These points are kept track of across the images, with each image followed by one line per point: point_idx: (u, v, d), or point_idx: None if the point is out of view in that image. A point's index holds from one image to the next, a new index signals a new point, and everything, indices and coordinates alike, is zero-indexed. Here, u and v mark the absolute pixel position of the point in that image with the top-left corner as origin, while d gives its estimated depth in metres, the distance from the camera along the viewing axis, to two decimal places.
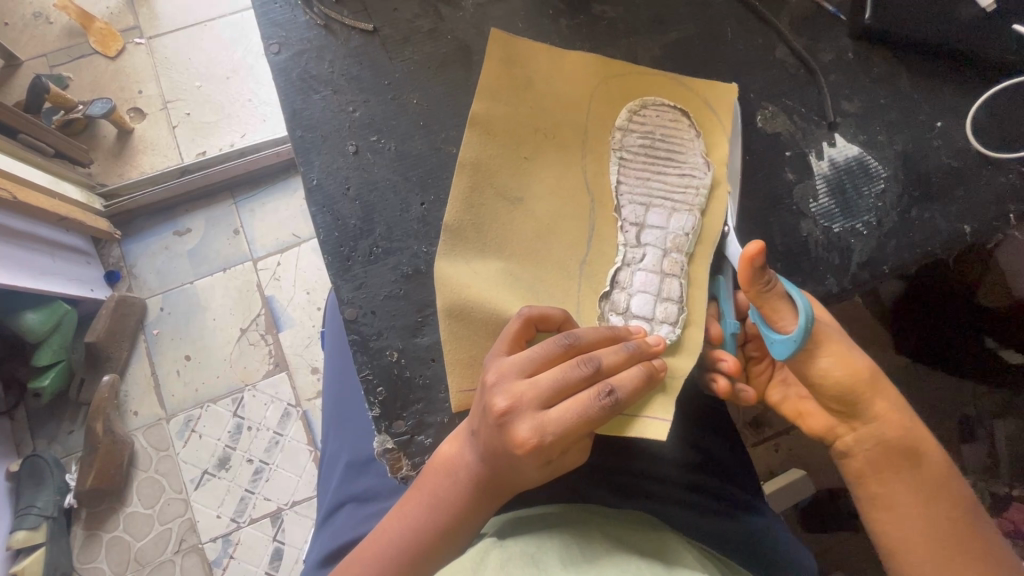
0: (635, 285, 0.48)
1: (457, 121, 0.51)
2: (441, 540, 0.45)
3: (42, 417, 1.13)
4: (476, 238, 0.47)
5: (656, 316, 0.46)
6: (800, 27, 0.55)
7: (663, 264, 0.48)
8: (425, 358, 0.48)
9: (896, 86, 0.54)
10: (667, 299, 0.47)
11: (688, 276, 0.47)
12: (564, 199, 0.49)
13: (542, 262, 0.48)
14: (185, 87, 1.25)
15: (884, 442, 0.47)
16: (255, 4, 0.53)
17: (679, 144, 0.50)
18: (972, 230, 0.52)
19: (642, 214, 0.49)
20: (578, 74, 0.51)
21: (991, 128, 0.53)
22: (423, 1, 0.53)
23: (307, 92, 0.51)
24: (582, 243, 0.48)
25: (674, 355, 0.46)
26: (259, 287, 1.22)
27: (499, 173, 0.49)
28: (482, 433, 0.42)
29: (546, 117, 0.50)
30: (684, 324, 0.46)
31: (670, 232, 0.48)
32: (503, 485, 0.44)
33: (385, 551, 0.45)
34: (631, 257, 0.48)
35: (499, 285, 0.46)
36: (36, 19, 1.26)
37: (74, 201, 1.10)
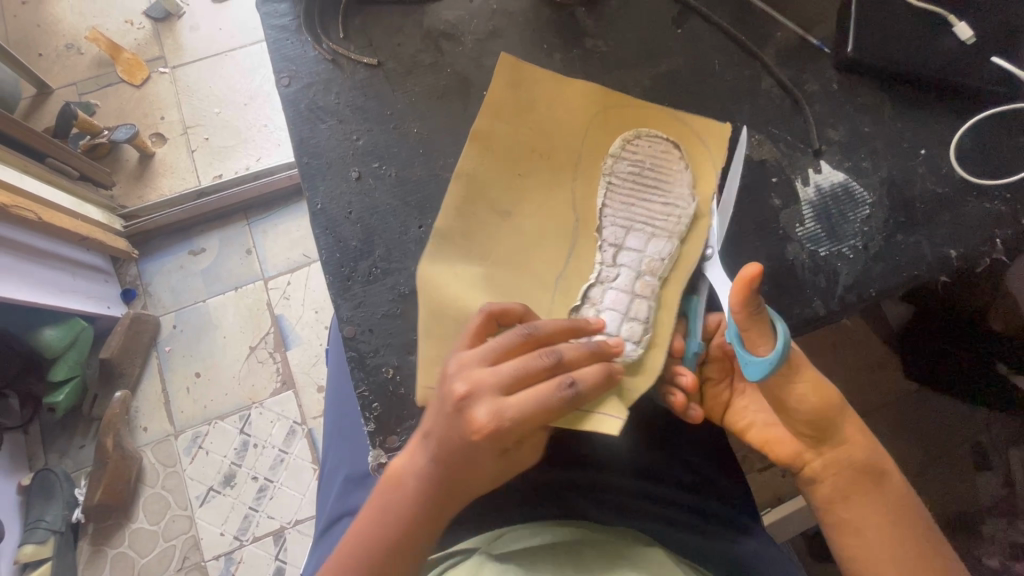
0: (607, 303, 0.49)
1: (455, 148, 0.54)
2: (401, 539, 0.45)
3: (55, 431, 1.16)
4: (452, 247, 0.49)
5: (624, 335, 0.48)
6: (785, 59, 0.58)
7: (635, 286, 0.49)
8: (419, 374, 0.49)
9: (880, 115, 0.56)
10: (633, 319, 0.48)
11: (658, 298, 0.49)
12: (547, 216, 0.51)
13: (521, 275, 0.50)
14: (205, 113, 1.31)
15: (855, 465, 0.48)
16: (267, 39, 0.56)
17: (667, 175, 0.52)
18: (957, 255, 0.53)
19: (621, 237, 0.51)
20: (579, 99, 0.53)
21: (976, 156, 0.54)
22: (425, 37, 0.57)
23: (314, 122, 0.55)
24: (562, 258, 0.51)
25: (634, 374, 0.47)
26: (268, 306, 1.25)
27: (487, 187, 0.51)
28: (439, 426, 0.43)
29: (544, 137, 0.53)
30: (648, 342, 0.48)
31: (647, 256, 0.50)
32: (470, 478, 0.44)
33: (350, 551, 0.45)
34: (605, 275, 0.50)
35: (480, 296, 0.48)
36: (68, 50, 1.33)
37: (96, 222, 1.14)
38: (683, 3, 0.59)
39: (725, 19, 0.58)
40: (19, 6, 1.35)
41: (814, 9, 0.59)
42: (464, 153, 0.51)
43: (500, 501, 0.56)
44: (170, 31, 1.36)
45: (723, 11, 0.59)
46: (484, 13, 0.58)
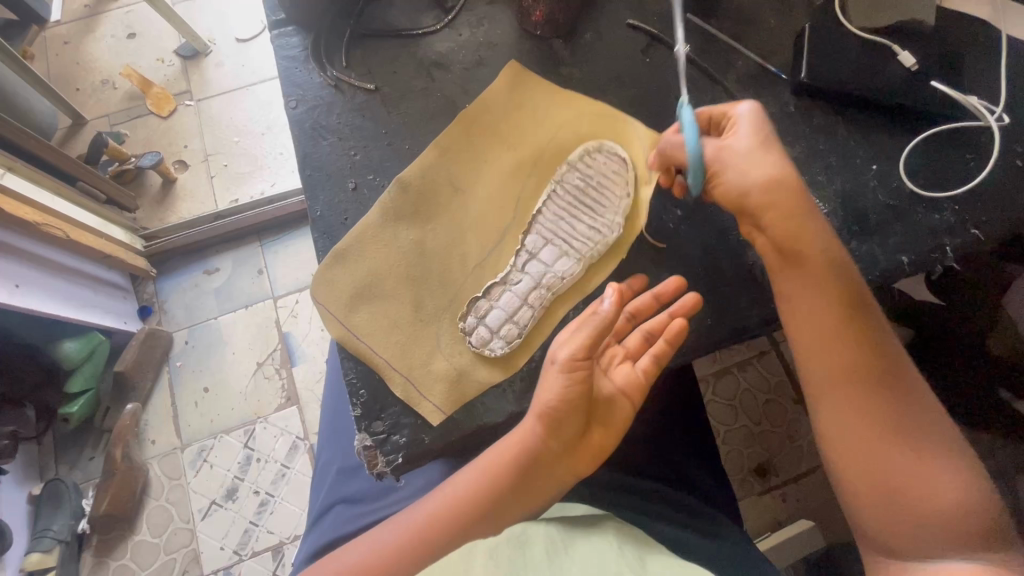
0: (501, 300, 0.57)
1: (433, 156, 0.59)
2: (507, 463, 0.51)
3: (67, 442, 1.21)
4: (390, 235, 0.57)
5: (501, 332, 0.56)
6: (746, 84, 0.63)
7: (529, 295, 0.57)
8: (402, 368, 0.54)
9: (834, 134, 0.61)
10: (514, 321, 0.56)
11: (544, 308, 0.56)
12: (486, 216, 0.59)
13: (449, 260, 0.58)
14: (225, 142, 1.41)
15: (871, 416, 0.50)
16: (279, 69, 0.63)
17: (604, 201, 0.60)
18: (909, 261, 0.56)
19: (539, 247, 0.59)
20: (560, 109, 0.62)
21: (924, 171, 0.59)
22: (418, 66, 0.63)
23: (317, 139, 0.61)
24: (488, 248, 0.59)
25: (494, 366, 0.55)
26: (277, 323, 1.30)
27: (443, 185, 0.59)
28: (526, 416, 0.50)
29: (517, 132, 0.61)
30: (516, 345, 0.55)
31: (550, 270, 0.58)
32: (529, 468, 0.50)
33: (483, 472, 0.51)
34: (513, 278, 0.58)
35: (411, 279, 0.57)
36: (103, 85, 1.45)
37: (118, 241, 1.22)
38: (652, 35, 0.65)
39: (691, 49, 0.64)
40: (61, 46, 1.48)
41: (773, 39, 0.65)
42: (433, 154, 0.59)
43: None
44: (197, 67, 1.47)
45: (689, 41, 0.65)
46: (472, 45, 0.64)
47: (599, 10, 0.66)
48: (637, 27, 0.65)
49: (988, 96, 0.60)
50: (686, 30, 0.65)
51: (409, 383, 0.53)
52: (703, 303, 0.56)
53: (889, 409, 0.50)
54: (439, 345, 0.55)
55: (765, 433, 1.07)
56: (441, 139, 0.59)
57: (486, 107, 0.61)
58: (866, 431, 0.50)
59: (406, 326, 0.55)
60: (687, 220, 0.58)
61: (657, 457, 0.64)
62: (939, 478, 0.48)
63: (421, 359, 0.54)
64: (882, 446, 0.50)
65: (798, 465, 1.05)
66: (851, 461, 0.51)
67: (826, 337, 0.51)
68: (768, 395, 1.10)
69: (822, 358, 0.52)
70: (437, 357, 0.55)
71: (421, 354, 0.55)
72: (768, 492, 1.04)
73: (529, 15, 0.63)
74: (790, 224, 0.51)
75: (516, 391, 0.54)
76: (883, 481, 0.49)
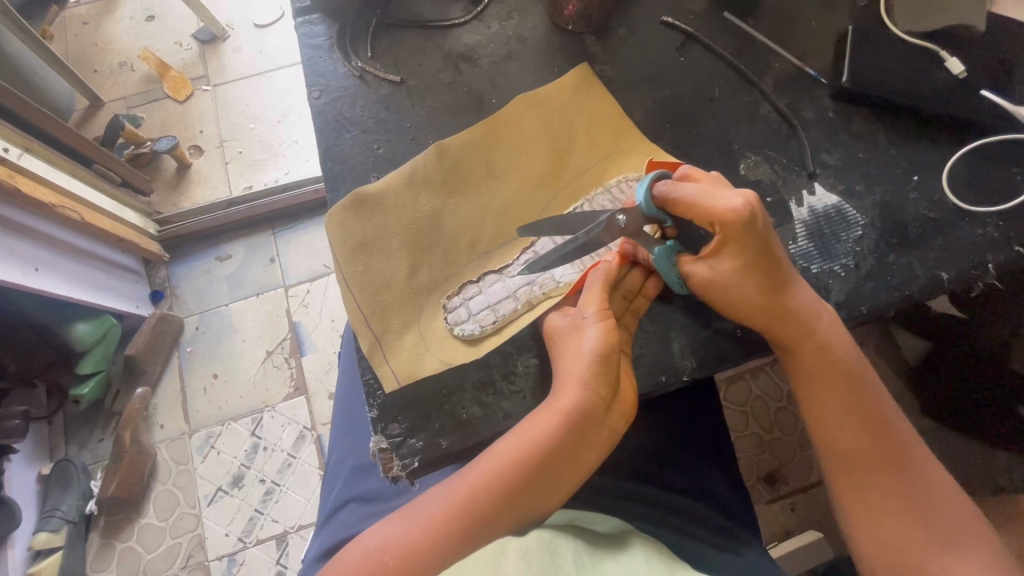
0: (489, 287, 0.56)
1: (467, 141, 0.58)
2: (533, 467, 0.48)
3: (78, 423, 1.21)
4: (411, 201, 0.56)
5: (477, 316, 0.55)
6: (783, 87, 0.61)
7: (520, 289, 0.55)
8: (401, 354, 0.53)
9: (874, 142, 0.58)
10: (496, 308, 0.55)
11: (528, 304, 0.55)
12: (505, 209, 0.58)
13: (453, 249, 0.57)
14: (240, 129, 1.40)
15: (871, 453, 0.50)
16: (303, 57, 0.62)
17: None
18: (949, 278, 0.54)
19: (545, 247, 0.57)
20: (622, 121, 0.59)
21: (967, 184, 0.56)
22: (445, 58, 0.62)
23: (340, 131, 0.59)
24: (493, 242, 0.57)
25: (467, 346, 0.54)
26: (288, 312, 1.30)
27: (478, 166, 0.58)
28: (545, 414, 0.48)
29: (566, 133, 0.59)
30: (489, 331, 0.54)
31: (550, 273, 0.56)
32: (575, 428, 0.48)
33: (509, 467, 0.48)
34: (507, 269, 0.57)
35: (416, 255, 0.56)
36: (120, 68, 1.44)
37: (132, 225, 1.21)
38: (687, 33, 0.63)
39: (727, 50, 0.62)
40: (80, 26, 1.47)
41: (813, 41, 0.62)
42: (473, 134, 0.58)
43: None
44: (215, 52, 1.46)
45: (725, 40, 0.62)
46: (501, 38, 0.62)
47: (633, 5, 0.64)
48: (671, 24, 0.63)
49: None
50: (722, 28, 0.63)
51: (376, 342, 0.53)
52: None
53: (900, 487, 0.49)
54: (418, 320, 0.55)
55: (777, 442, 1.06)
56: (489, 121, 0.59)
57: (547, 102, 0.59)
58: (889, 508, 0.49)
59: (392, 291, 0.55)
60: None
61: (674, 467, 0.62)
62: (957, 556, 0.48)
63: (396, 326, 0.54)
64: (901, 526, 0.49)
65: (809, 475, 1.03)
66: (851, 493, 0.51)
67: (847, 413, 0.51)
68: (780, 403, 1.07)
69: (838, 435, 0.51)
70: (414, 334, 0.54)
71: (398, 321, 0.54)
72: (779, 501, 1.03)
73: (562, 9, 0.61)
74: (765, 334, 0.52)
75: (537, 398, 0.52)
76: (904, 563, 0.48)
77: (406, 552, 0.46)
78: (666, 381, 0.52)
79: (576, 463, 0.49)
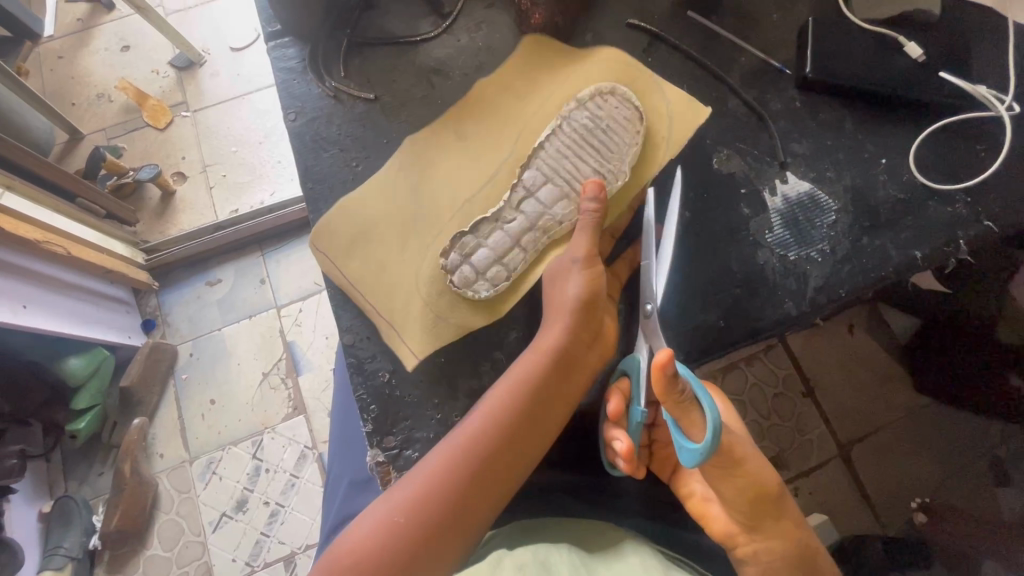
0: (490, 242, 0.56)
1: (431, 124, 0.61)
2: (520, 414, 0.49)
3: (76, 459, 1.20)
4: (387, 187, 0.58)
5: (487, 275, 0.55)
6: (750, 81, 0.62)
7: (522, 236, 0.56)
8: (415, 331, 0.54)
9: (842, 129, 0.60)
10: (502, 265, 0.55)
11: (534, 254, 0.56)
12: (493, 175, 0.59)
13: (443, 213, 0.58)
14: (222, 153, 1.40)
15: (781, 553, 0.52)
16: (277, 80, 0.62)
17: (604, 146, 0.58)
18: (922, 256, 0.55)
19: (534, 188, 0.57)
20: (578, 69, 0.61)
21: (934, 164, 0.58)
22: (417, 73, 0.63)
23: (318, 151, 0.60)
24: (482, 197, 0.58)
25: (480, 308, 0.55)
26: (281, 333, 1.30)
27: (448, 142, 0.60)
28: (526, 359, 0.51)
29: (526, 93, 0.61)
30: (503, 286, 0.55)
31: (542, 214, 0.56)
32: (559, 366, 0.51)
33: (497, 418, 0.49)
34: (502, 221, 0.56)
35: (406, 232, 0.57)
36: (98, 99, 1.44)
37: (119, 255, 1.21)
38: (653, 33, 0.64)
39: (692, 47, 0.63)
40: (55, 61, 1.47)
41: (776, 34, 0.64)
42: (439, 125, 0.61)
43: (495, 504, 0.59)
44: (192, 78, 1.46)
45: (690, 39, 0.64)
46: (471, 50, 0.63)
47: (599, 9, 0.65)
48: (637, 26, 0.64)
49: (997, 86, 0.59)
50: (686, 27, 0.64)
51: (390, 326, 0.55)
52: (714, 304, 0.55)
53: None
54: (425, 292, 0.56)
55: (776, 428, 1.06)
56: (453, 110, 0.61)
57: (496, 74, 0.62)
58: None
59: (396, 271, 0.56)
60: (695, 221, 0.57)
61: None
62: None
63: (402, 303, 0.55)
64: None
65: (808, 458, 1.05)
66: None
67: (759, 513, 0.52)
68: (776, 388, 1.08)
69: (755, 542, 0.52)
70: (425, 303, 0.55)
71: (403, 296, 0.56)
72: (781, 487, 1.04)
73: (529, 17, 0.62)
74: (777, 535, 0.52)
75: None
76: None
77: (415, 505, 0.46)
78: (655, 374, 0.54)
79: (561, 404, 0.51)
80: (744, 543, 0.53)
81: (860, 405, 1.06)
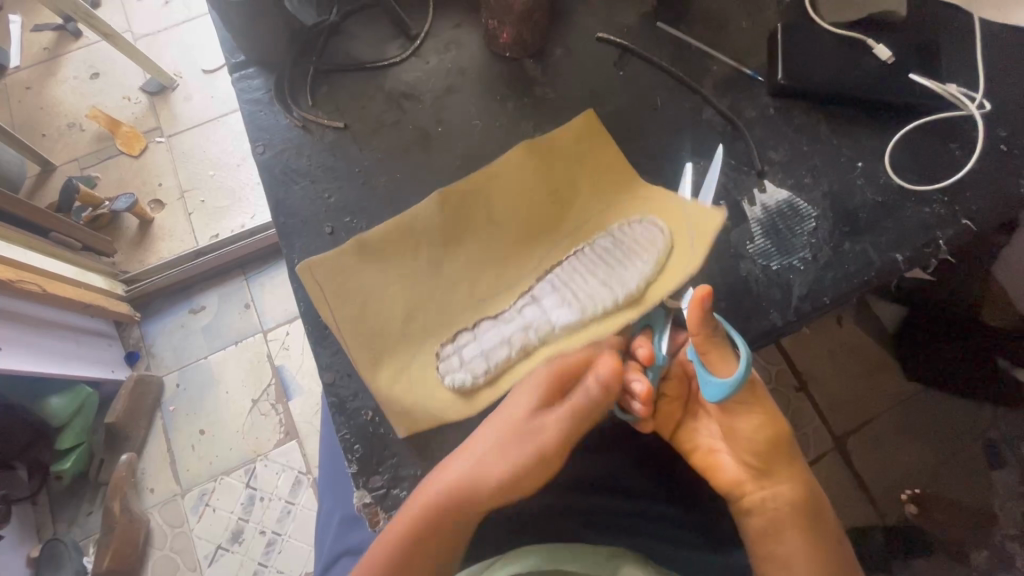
0: (483, 336, 0.53)
1: (403, 152, 0.60)
2: (482, 488, 0.47)
3: (64, 499, 1.17)
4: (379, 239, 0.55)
5: (470, 363, 0.52)
6: (722, 90, 0.62)
7: (516, 337, 0.52)
8: (394, 378, 0.52)
9: (816, 134, 0.60)
10: (492, 356, 0.52)
11: (523, 352, 0.52)
12: (492, 231, 0.56)
13: (435, 265, 0.55)
14: (200, 177, 1.37)
15: (793, 497, 0.52)
16: (243, 112, 0.61)
17: (627, 258, 0.54)
18: (904, 258, 0.55)
19: (541, 290, 0.54)
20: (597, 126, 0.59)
21: (910, 165, 0.58)
22: (387, 98, 0.62)
23: (289, 183, 0.59)
24: (476, 254, 0.56)
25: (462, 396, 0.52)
26: (269, 358, 1.27)
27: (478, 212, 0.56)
28: (495, 427, 0.48)
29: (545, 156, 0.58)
30: (482, 381, 0.52)
31: (544, 316, 0.53)
32: (521, 446, 0.47)
33: (457, 489, 0.47)
34: (503, 312, 0.54)
35: (398, 281, 0.54)
36: (70, 129, 1.41)
37: (97, 289, 1.18)
38: (624, 46, 0.63)
39: (665, 58, 0.63)
40: (22, 92, 1.44)
41: (745, 41, 0.64)
42: (412, 151, 0.60)
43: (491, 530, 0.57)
44: (166, 103, 1.43)
45: (662, 50, 0.63)
46: (441, 72, 0.63)
47: (569, 24, 0.64)
48: (607, 39, 0.63)
49: (968, 83, 0.59)
50: (657, 38, 0.64)
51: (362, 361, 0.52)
52: None
53: (819, 525, 0.52)
54: (403, 336, 0.53)
55: None
56: (426, 136, 0.60)
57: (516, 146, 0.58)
58: (818, 553, 0.51)
59: (378, 308, 0.53)
60: None
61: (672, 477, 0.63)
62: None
63: (378, 338, 0.53)
64: (822, 561, 0.51)
65: (806, 454, 1.04)
66: (774, 544, 0.51)
67: (768, 450, 0.53)
68: (770, 385, 1.08)
69: (767, 481, 0.52)
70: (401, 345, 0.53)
71: (382, 337, 0.53)
72: None
73: (497, 37, 0.61)
74: (785, 481, 0.52)
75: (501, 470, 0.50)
76: None
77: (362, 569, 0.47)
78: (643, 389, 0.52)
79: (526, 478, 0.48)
80: (751, 491, 0.53)
81: (855, 399, 1.07)
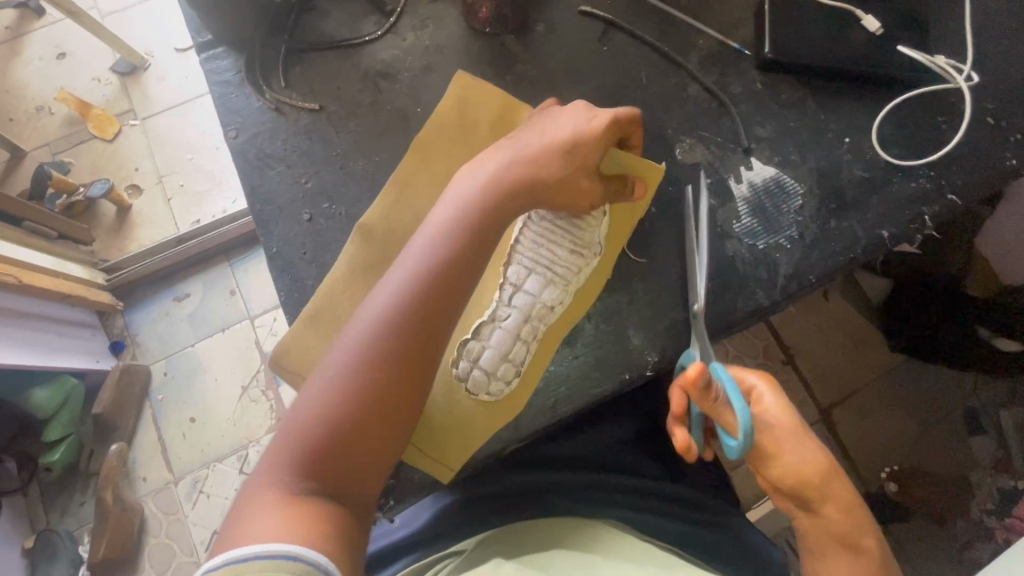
0: (493, 339, 0.52)
1: (381, 134, 0.58)
2: (408, 336, 0.45)
3: (55, 490, 1.16)
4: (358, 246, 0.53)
5: (497, 371, 0.51)
6: (708, 65, 0.60)
7: (522, 329, 0.52)
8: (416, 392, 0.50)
9: (803, 109, 0.59)
10: (510, 359, 0.52)
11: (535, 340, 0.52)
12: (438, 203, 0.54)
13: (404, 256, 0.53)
14: (177, 161, 1.33)
15: (832, 527, 0.48)
16: (213, 94, 0.59)
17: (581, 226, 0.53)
18: (891, 235, 0.55)
19: (521, 276, 0.53)
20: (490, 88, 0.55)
21: (897, 139, 0.57)
22: (363, 77, 0.59)
23: (264, 168, 0.57)
24: None
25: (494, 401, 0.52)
26: (257, 345, 1.26)
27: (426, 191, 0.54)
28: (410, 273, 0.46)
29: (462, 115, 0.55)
30: (517, 382, 0.52)
31: (536, 300, 0.52)
32: (439, 285, 0.46)
33: (381, 340, 0.44)
34: (501, 314, 0.53)
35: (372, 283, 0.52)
36: (38, 112, 1.36)
37: (75, 278, 1.15)
38: (607, 20, 0.61)
39: (650, 33, 0.61)
40: None
41: (732, 13, 0.62)
42: (390, 133, 0.58)
43: (482, 509, 0.59)
44: (137, 83, 1.38)
45: (646, 24, 0.61)
46: (418, 49, 0.60)
47: None
48: (591, 13, 0.61)
49: (955, 54, 0.59)
50: (641, 11, 0.62)
51: None
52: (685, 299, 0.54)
53: (868, 550, 0.48)
54: None
55: None
56: (405, 117, 0.58)
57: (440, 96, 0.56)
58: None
59: None
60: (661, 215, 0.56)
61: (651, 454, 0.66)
62: None
63: None
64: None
65: None
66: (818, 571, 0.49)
67: (798, 485, 0.49)
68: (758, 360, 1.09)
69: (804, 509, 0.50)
70: None
71: None
72: None
73: (476, 11, 0.59)
74: (823, 512, 0.48)
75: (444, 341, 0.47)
76: None
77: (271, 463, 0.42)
78: (631, 376, 0.53)
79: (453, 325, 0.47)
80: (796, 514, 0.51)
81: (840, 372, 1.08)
